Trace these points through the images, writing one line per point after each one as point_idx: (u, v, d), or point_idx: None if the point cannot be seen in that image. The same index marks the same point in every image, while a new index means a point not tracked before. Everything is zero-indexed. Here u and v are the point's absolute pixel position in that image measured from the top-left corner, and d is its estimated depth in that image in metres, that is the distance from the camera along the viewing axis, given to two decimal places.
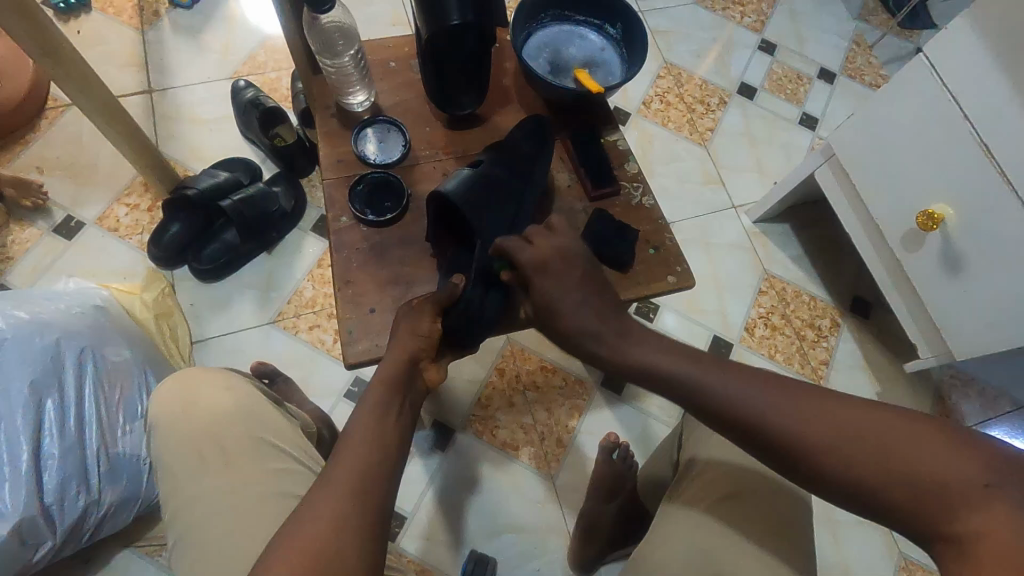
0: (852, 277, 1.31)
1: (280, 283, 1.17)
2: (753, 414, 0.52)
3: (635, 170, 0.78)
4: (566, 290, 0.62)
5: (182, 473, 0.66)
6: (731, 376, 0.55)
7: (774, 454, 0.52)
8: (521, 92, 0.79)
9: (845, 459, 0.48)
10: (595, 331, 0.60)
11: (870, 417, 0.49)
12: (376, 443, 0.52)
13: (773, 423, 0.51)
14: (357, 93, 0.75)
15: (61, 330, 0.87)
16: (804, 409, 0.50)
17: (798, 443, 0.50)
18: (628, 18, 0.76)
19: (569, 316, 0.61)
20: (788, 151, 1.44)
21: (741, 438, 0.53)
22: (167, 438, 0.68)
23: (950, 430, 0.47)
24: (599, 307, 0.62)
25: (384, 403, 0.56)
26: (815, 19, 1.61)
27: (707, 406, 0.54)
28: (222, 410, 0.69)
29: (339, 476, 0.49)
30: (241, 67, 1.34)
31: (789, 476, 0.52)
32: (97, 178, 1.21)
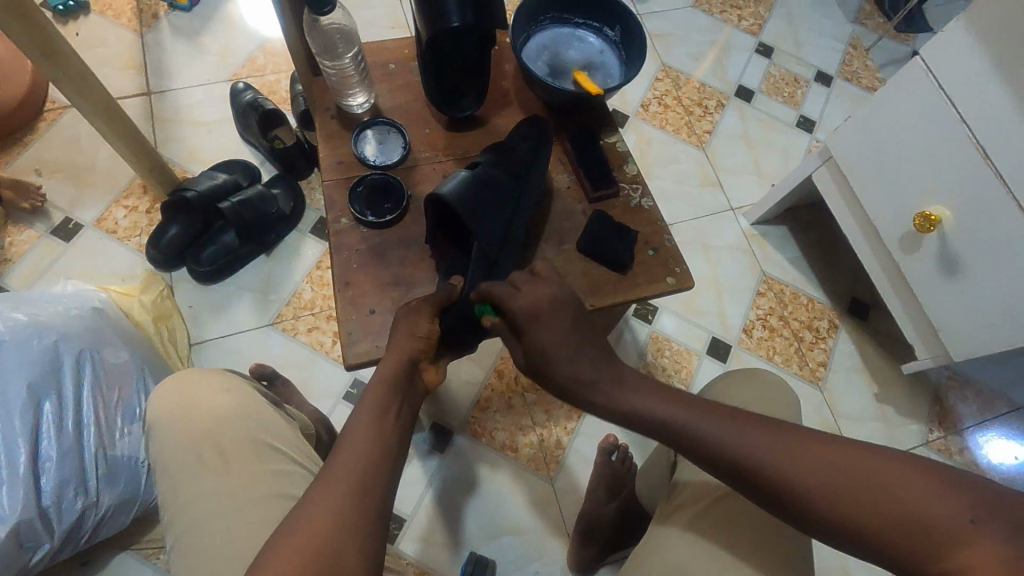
0: (850, 279, 1.32)
1: (279, 285, 1.17)
2: (749, 458, 0.53)
3: (634, 171, 0.78)
4: (556, 343, 0.61)
5: (182, 474, 0.66)
6: (726, 419, 0.56)
7: (770, 498, 0.53)
8: (521, 94, 0.80)
9: (843, 504, 0.50)
10: (592, 380, 0.60)
11: (857, 457, 0.52)
12: (376, 441, 0.53)
13: (769, 467, 0.53)
14: (356, 95, 0.75)
15: (59, 332, 0.87)
16: (799, 455, 0.52)
17: (795, 487, 0.52)
18: (627, 20, 0.77)
19: (558, 367, 0.61)
20: (786, 153, 1.44)
21: (736, 482, 0.55)
22: (167, 439, 0.67)
23: (930, 469, 0.50)
24: (591, 354, 0.62)
25: (385, 402, 0.57)
26: (811, 22, 1.62)
27: (707, 453, 0.55)
28: (221, 412, 0.69)
29: (339, 474, 0.50)
30: (240, 69, 1.34)
31: (782, 517, 0.54)
32: (96, 180, 1.21)
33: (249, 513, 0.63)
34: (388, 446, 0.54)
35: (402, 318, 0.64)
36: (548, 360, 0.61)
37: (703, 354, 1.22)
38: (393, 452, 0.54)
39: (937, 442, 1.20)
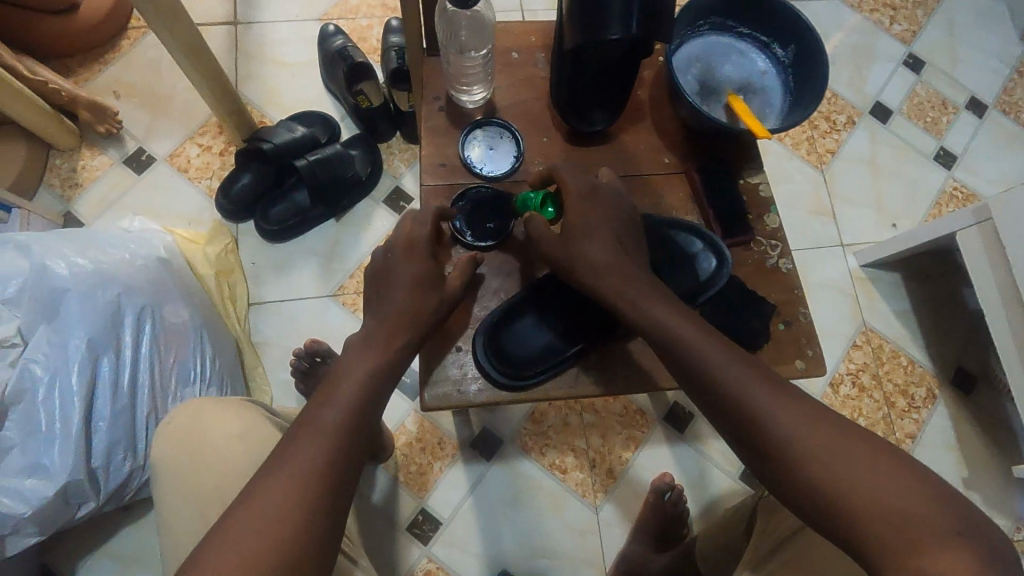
0: (961, 347, 1.17)
1: (344, 254, 1.11)
2: (746, 401, 0.49)
3: (775, 224, 0.66)
4: (596, 221, 0.58)
5: (187, 524, 0.59)
6: (739, 360, 0.52)
7: (754, 446, 0.49)
8: (657, 110, 0.68)
9: (826, 473, 0.45)
10: (621, 266, 0.57)
11: (861, 442, 0.46)
12: (360, 387, 0.52)
13: (764, 416, 0.49)
14: (473, 89, 0.66)
15: (123, 285, 0.84)
16: (801, 419, 0.48)
17: (786, 447, 0.47)
18: (806, 41, 0.63)
19: (592, 245, 0.58)
20: (915, 189, 1.27)
21: (726, 424, 0.51)
22: (173, 481, 0.61)
23: (941, 486, 0.43)
24: (627, 240, 0.58)
25: (378, 342, 0.55)
26: (976, 36, 1.39)
27: (704, 383, 0.52)
28: (232, 467, 0.60)
29: (319, 421, 0.50)
30: (332, 9, 1.23)
31: (761, 474, 0.50)
32: (173, 112, 1.15)
33: None
34: (370, 396, 0.53)
35: (408, 274, 0.58)
36: (578, 244, 0.58)
37: None
38: (380, 403, 0.53)
39: None
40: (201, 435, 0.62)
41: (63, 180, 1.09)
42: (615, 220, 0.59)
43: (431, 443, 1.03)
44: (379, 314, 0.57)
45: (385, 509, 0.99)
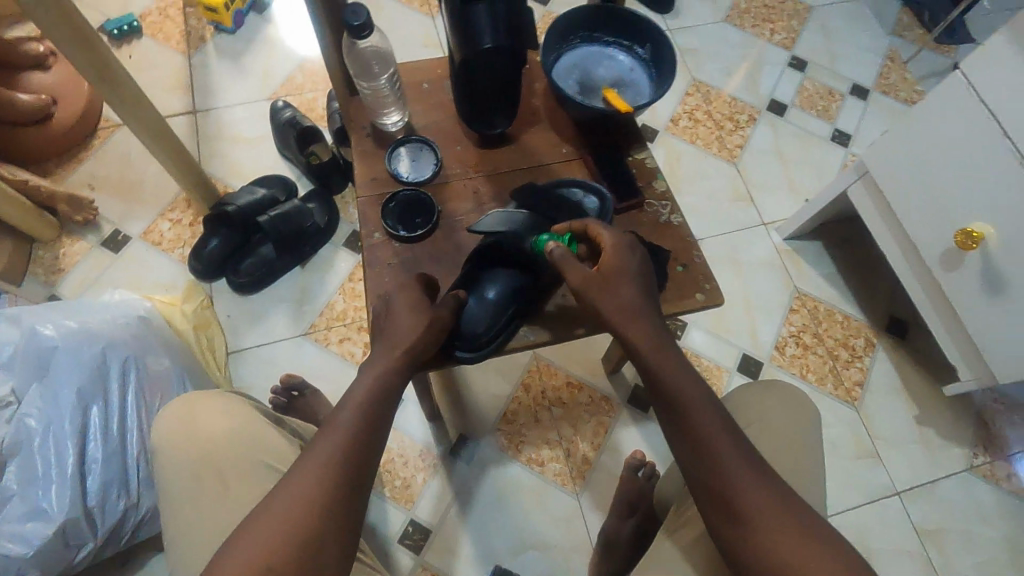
0: (888, 297, 1.28)
1: (313, 296, 1.20)
2: (712, 448, 0.58)
3: (663, 187, 0.78)
4: (628, 267, 0.63)
5: (184, 493, 0.66)
6: (715, 412, 0.60)
7: (699, 466, 0.58)
8: (551, 112, 0.81)
9: (751, 508, 0.56)
10: (639, 310, 0.62)
11: (780, 497, 0.57)
12: (355, 430, 0.55)
13: (725, 462, 0.57)
14: (391, 114, 0.78)
15: (107, 339, 0.92)
16: (746, 464, 0.57)
17: (734, 492, 0.56)
18: (658, 38, 0.77)
19: (623, 290, 0.63)
20: (820, 167, 1.42)
21: (685, 454, 0.59)
22: (166, 462, 0.68)
23: (829, 543, 0.54)
24: (647, 289, 0.64)
25: (377, 382, 0.59)
26: (846, 35, 1.59)
27: (679, 412, 0.60)
28: (221, 438, 0.68)
29: (316, 460, 0.53)
30: (280, 89, 1.39)
31: (699, 499, 0.59)
32: (144, 195, 1.27)
33: None
34: (367, 438, 0.55)
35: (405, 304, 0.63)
36: (612, 284, 0.63)
37: (734, 371, 1.20)
38: (386, 415, 0.58)
39: (982, 468, 1.15)
40: (196, 418, 0.70)
41: (46, 268, 1.19)
42: (639, 275, 0.64)
43: (412, 457, 1.09)
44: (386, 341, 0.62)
45: (375, 526, 1.04)
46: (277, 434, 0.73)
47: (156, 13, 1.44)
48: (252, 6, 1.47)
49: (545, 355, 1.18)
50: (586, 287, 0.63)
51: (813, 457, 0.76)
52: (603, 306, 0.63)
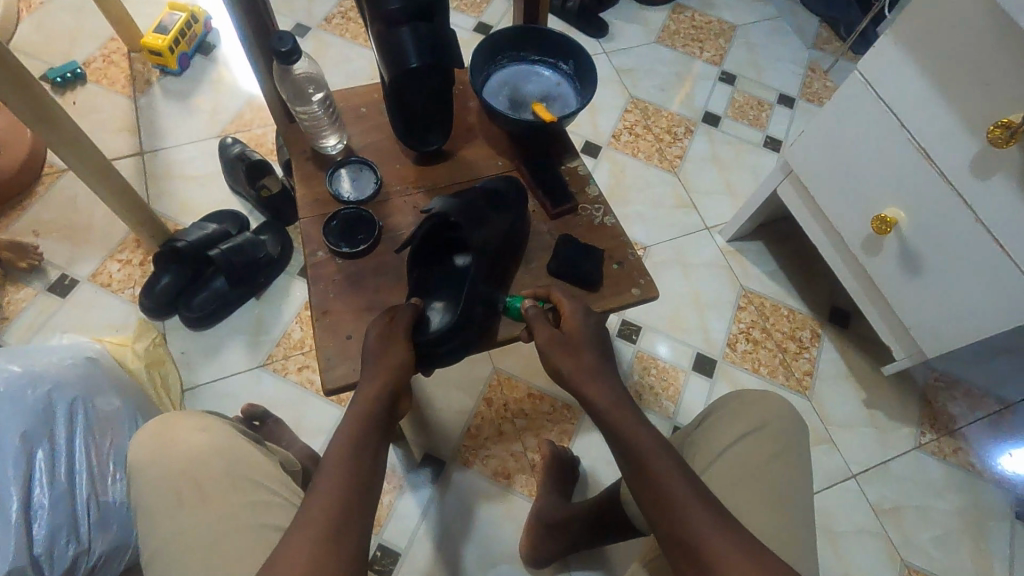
0: (829, 289, 1.35)
1: (269, 326, 1.20)
2: (678, 508, 0.58)
3: (595, 192, 0.82)
4: (587, 332, 0.69)
5: (161, 510, 0.64)
6: (679, 470, 0.60)
7: (660, 514, 0.58)
8: (485, 128, 0.86)
9: (712, 552, 0.55)
10: (599, 377, 0.67)
11: (741, 540, 0.56)
12: (340, 502, 0.55)
13: (691, 524, 0.57)
14: (329, 137, 0.81)
15: (53, 382, 0.90)
16: (705, 509, 0.57)
17: (703, 552, 0.55)
18: (579, 54, 0.82)
19: (582, 356, 0.68)
20: (755, 172, 1.50)
21: (653, 518, 0.59)
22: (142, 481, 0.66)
23: None
24: (607, 358, 0.69)
25: (352, 451, 0.59)
26: (770, 49, 1.70)
27: (634, 461, 0.61)
28: (199, 452, 0.67)
29: (312, 524, 0.53)
30: (228, 126, 1.41)
31: (673, 564, 0.58)
32: (91, 237, 1.26)
33: (236, 542, 0.62)
34: (353, 508, 0.55)
35: (373, 335, 0.66)
36: (572, 349, 0.68)
37: (689, 371, 1.24)
38: (366, 466, 0.58)
39: (930, 444, 1.21)
40: (173, 434, 0.69)
41: None
42: (596, 341, 0.69)
43: None
44: (364, 388, 0.64)
45: None
46: (255, 447, 0.71)
47: (101, 59, 1.46)
48: (198, 48, 1.50)
49: (505, 367, 1.19)
50: (550, 348, 0.68)
51: (799, 458, 0.75)
52: (566, 373, 0.67)
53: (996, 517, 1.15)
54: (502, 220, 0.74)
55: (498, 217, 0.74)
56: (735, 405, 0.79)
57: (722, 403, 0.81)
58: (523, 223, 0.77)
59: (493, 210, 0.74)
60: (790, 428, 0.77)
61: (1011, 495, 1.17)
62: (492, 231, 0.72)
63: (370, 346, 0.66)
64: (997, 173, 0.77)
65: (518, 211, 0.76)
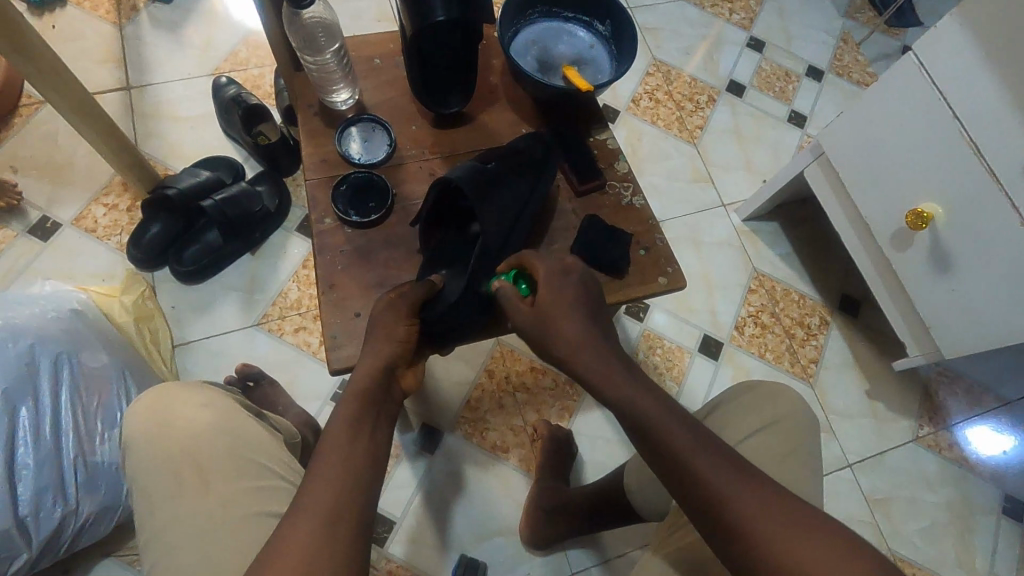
0: (842, 276, 1.32)
1: (265, 284, 1.15)
2: (709, 483, 0.51)
3: (625, 169, 0.78)
4: (567, 299, 0.61)
5: (159, 489, 0.61)
6: (701, 443, 0.54)
7: (688, 491, 0.52)
8: (509, 90, 0.79)
9: (752, 520, 0.50)
10: (591, 349, 0.59)
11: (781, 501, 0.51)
12: (345, 473, 0.51)
13: (724, 494, 0.51)
14: (340, 91, 0.75)
15: (34, 336, 0.85)
16: (736, 476, 0.52)
17: (741, 521, 0.50)
18: (618, 15, 0.75)
19: (566, 324, 0.60)
20: (776, 149, 1.43)
21: (677, 489, 0.53)
22: (138, 456, 0.63)
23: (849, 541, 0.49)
24: (596, 326, 0.61)
25: (359, 419, 0.55)
26: (803, 15, 1.60)
27: (649, 435, 0.55)
28: (199, 430, 0.64)
29: (316, 491, 0.49)
30: (222, 63, 1.31)
31: (706, 536, 0.52)
32: (74, 177, 1.17)
33: (236, 528, 0.59)
34: (362, 477, 0.52)
35: (380, 310, 0.62)
36: (549, 323, 0.60)
37: (695, 352, 1.22)
38: (370, 434, 0.55)
39: (927, 438, 1.21)
40: (172, 407, 0.65)
41: None
42: (578, 304, 0.61)
43: None
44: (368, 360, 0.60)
45: None
46: (258, 424, 0.68)
47: None
48: None
49: (508, 340, 1.16)
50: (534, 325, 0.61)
51: (812, 454, 0.71)
52: (552, 347, 0.60)
53: (983, 512, 1.17)
54: (516, 181, 0.69)
55: (516, 186, 0.68)
56: (746, 399, 0.75)
57: (729, 395, 0.77)
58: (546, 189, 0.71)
59: (512, 174, 0.69)
60: (803, 422, 0.72)
61: (1000, 491, 1.19)
62: (508, 197, 0.67)
63: (378, 314, 0.62)
64: None
65: (540, 178, 0.71)
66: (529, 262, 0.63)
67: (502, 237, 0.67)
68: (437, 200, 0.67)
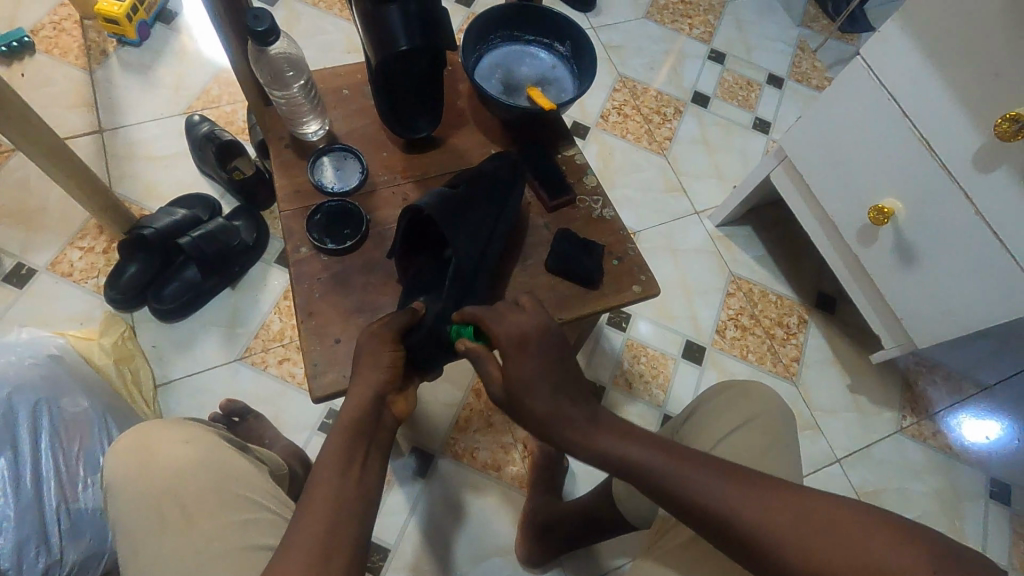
0: (816, 275, 1.35)
1: (246, 317, 1.15)
2: (717, 506, 0.52)
3: (593, 182, 0.80)
4: (534, 374, 0.59)
5: (141, 529, 0.61)
6: (695, 467, 0.55)
7: (702, 520, 0.54)
8: (476, 113, 0.81)
9: (773, 528, 0.51)
10: (567, 417, 0.59)
11: (788, 496, 0.52)
12: (337, 506, 0.51)
13: (740, 517, 0.52)
14: (310, 123, 0.76)
15: (13, 385, 0.85)
16: (737, 489, 0.53)
17: (764, 534, 0.51)
18: (577, 35, 0.78)
19: (533, 399, 0.60)
20: (744, 155, 1.47)
21: (688, 518, 0.55)
22: (119, 498, 0.62)
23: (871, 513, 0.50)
24: (567, 389, 0.60)
25: (348, 452, 0.55)
26: (760, 26, 1.65)
27: (647, 481, 0.56)
28: (182, 466, 0.63)
29: (311, 527, 0.49)
30: (195, 102, 1.32)
31: (743, 562, 0.53)
32: (48, 222, 1.17)
33: (227, 564, 0.59)
34: (355, 511, 0.52)
35: (364, 340, 0.62)
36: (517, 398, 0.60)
37: (679, 358, 1.23)
38: (362, 466, 0.55)
39: (910, 427, 1.23)
40: (153, 446, 0.64)
41: None
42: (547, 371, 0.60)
43: None
44: (355, 393, 0.59)
45: None
46: (241, 456, 0.68)
47: (50, 26, 1.34)
48: (158, 16, 1.39)
49: None
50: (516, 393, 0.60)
51: (792, 447, 0.72)
52: (529, 420, 0.60)
53: (972, 499, 1.19)
54: (488, 204, 0.70)
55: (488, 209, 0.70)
56: (724, 399, 0.76)
57: (705, 397, 0.79)
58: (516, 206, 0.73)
59: (482, 195, 0.70)
60: (781, 418, 0.74)
61: (985, 476, 1.21)
62: (475, 218, 0.69)
63: (362, 345, 0.63)
64: (1002, 167, 0.77)
65: (507, 199, 0.72)
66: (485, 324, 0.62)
67: (475, 258, 0.67)
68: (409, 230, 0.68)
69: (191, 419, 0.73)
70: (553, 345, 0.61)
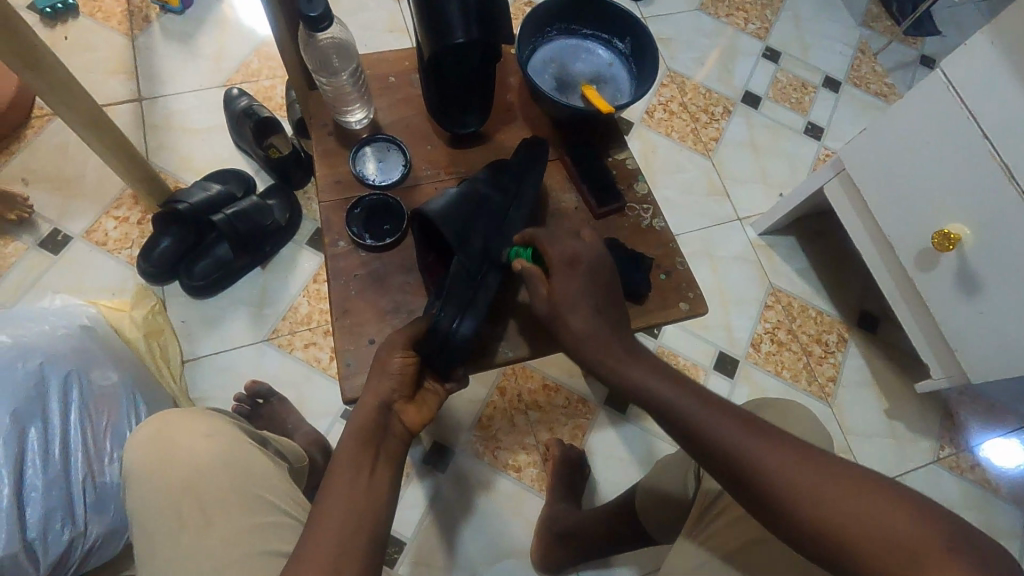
0: (861, 292, 1.29)
1: (274, 298, 1.14)
2: (732, 444, 0.51)
3: (644, 190, 0.76)
4: (578, 293, 0.58)
5: (158, 527, 0.60)
6: (716, 409, 0.54)
7: (716, 462, 0.52)
8: (525, 108, 0.77)
9: (793, 482, 0.49)
10: (601, 340, 0.58)
11: (815, 459, 0.50)
12: (349, 515, 0.50)
13: (760, 466, 0.50)
14: (355, 111, 0.74)
15: (44, 355, 0.84)
16: (759, 438, 0.51)
17: (780, 485, 0.50)
18: (638, 33, 0.74)
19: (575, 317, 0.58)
20: (791, 161, 1.41)
21: (700, 455, 0.53)
22: (140, 490, 0.62)
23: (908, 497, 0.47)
24: (607, 315, 0.59)
25: (359, 457, 0.54)
26: (819, 25, 1.57)
27: (665, 415, 0.55)
28: (203, 465, 0.62)
29: (325, 535, 0.48)
30: (234, 75, 1.30)
31: (743, 502, 0.52)
32: (84, 190, 1.17)
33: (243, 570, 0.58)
34: (365, 520, 0.50)
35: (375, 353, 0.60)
36: (560, 316, 0.58)
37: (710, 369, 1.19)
38: (375, 470, 0.54)
39: (948, 459, 1.18)
40: (174, 441, 0.64)
41: None
42: (595, 294, 0.59)
43: None
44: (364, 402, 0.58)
45: None
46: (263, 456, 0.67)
47: None
48: None
49: None
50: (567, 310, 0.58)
51: None
52: (563, 340, 0.59)
53: (1008, 537, 1.14)
54: (505, 205, 0.66)
55: (501, 207, 0.66)
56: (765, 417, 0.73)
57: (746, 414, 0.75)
58: (533, 192, 0.70)
59: (493, 192, 0.66)
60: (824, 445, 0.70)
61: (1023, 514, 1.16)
62: (489, 219, 0.64)
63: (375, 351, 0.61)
64: None
65: (521, 190, 0.68)
66: (543, 246, 0.60)
67: (479, 257, 0.63)
68: (423, 235, 0.65)
69: (213, 410, 0.73)
70: (606, 273, 0.60)
